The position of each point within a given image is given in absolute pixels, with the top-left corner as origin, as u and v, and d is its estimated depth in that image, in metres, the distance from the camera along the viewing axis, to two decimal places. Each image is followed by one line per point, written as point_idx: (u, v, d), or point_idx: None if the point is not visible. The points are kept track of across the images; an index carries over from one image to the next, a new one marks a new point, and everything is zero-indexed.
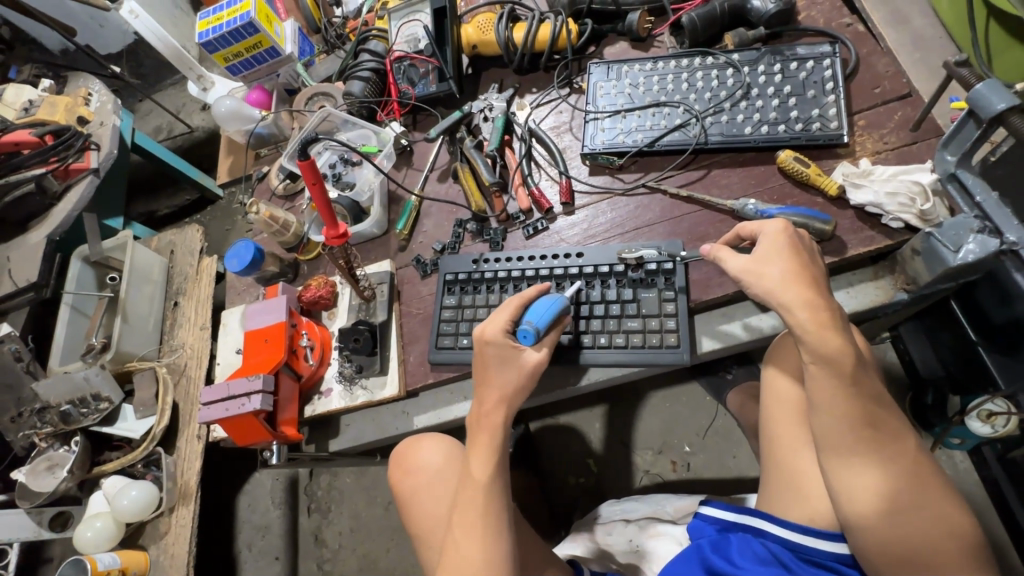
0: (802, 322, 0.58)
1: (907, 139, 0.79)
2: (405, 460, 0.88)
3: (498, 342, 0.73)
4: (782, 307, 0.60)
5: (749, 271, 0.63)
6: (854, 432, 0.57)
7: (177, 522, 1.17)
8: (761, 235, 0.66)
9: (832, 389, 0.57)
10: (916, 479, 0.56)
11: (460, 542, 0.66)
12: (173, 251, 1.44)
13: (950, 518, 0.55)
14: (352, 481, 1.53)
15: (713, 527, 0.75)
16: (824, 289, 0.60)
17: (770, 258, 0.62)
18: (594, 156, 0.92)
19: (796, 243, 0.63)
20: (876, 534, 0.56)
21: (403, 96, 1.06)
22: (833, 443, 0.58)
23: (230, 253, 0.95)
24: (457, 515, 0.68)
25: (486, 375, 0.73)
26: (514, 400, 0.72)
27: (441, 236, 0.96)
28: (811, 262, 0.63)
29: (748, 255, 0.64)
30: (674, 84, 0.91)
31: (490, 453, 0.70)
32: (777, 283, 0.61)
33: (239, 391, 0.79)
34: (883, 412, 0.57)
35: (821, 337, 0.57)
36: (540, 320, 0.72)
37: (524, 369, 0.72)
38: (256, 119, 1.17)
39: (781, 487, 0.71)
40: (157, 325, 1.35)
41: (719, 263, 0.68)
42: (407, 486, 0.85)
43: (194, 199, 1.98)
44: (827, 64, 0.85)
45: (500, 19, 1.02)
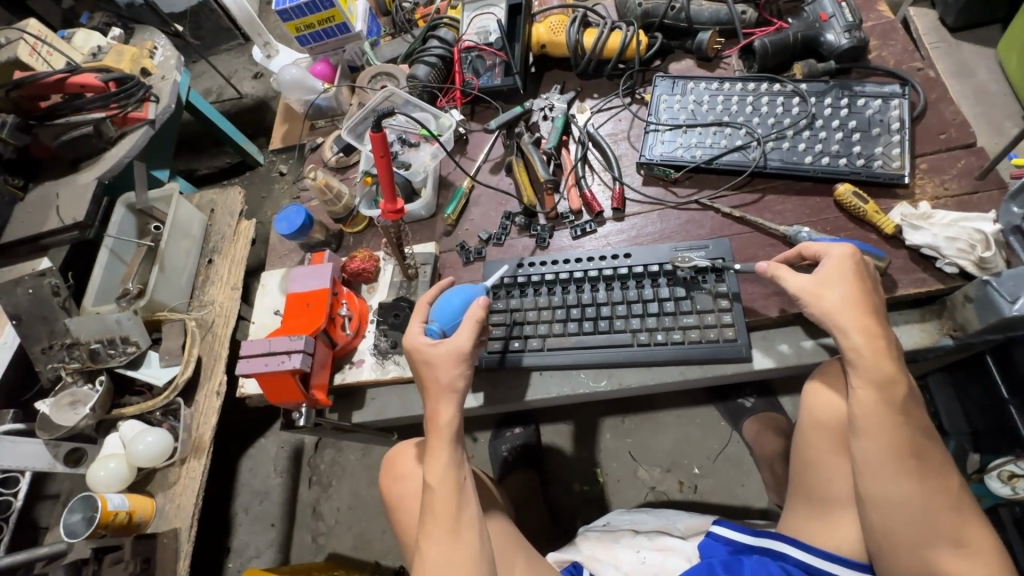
0: (855, 345, 0.63)
1: (969, 188, 0.80)
2: (395, 466, 0.90)
3: (421, 345, 0.73)
4: (838, 329, 0.64)
5: (808, 291, 0.67)
6: (899, 460, 0.60)
7: (186, 473, 1.18)
8: (826, 257, 0.68)
9: (879, 415, 0.61)
10: (956, 510, 0.60)
11: (428, 551, 0.66)
12: (214, 210, 1.46)
13: (985, 550, 0.58)
14: (356, 458, 1.54)
15: (724, 547, 0.75)
16: (882, 319, 0.64)
17: (831, 282, 0.66)
18: (650, 166, 0.93)
19: (862, 270, 0.66)
20: (905, 557, 0.60)
21: (466, 86, 1.08)
22: (876, 470, 0.61)
23: (281, 216, 0.96)
24: (427, 522, 0.67)
25: (423, 381, 0.71)
26: (460, 392, 0.70)
27: (488, 226, 0.98)
28: (873, 290, 0.66)
29: (810, 275, 0.68)
30: (738, 106, 0.92)
31: (439, 453, 0.68)
32: (836, 306, 0.65)
33: (280, 349, 0.81)
34: (926, 443, 0.61)
35: (876, 363, 0.62)
36: (443, 318, 0.76)
37: (456, 360, 0.70)
38: (318, 90, 1.19)
39: (810, 508, 0.73)
40: (190, 280, 1.37)
41: (778, 280, 0.71)
42: (396, 491, 0.88)
43: (235, 163, 2.01)
44: (895, 104, 0.85)
45: (572, 22, 1.03)
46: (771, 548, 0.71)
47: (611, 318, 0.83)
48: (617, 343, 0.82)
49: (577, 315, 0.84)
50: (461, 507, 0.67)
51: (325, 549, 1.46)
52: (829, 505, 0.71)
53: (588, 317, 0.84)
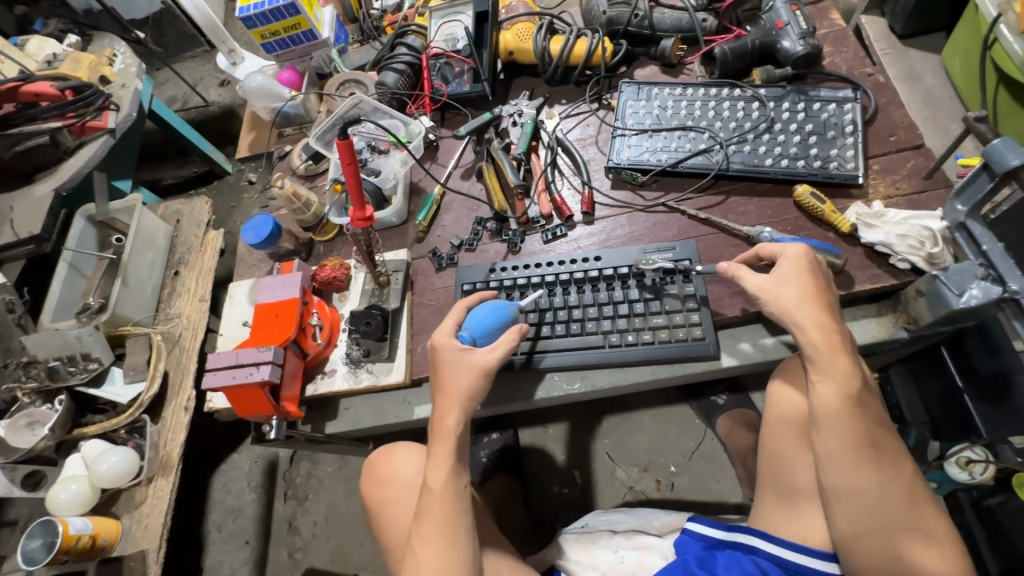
0: (812, 341, 0.65)
1: (918, 187, 0.84)
2: (377, 470, 0.90)
3: (446, 347, 0.74)
4: (796, 326, 0.67)
5: (766, 290, 0.69)
6: (857, 451, 0.62)
7: (153, 493, 1.14)
8: (782, 258, 0.71)
9: (838, 408, 0.63)
10: (911, 498, 0.62)
11: (418, 550, 0.67)
12: (179, 220, 1.42)
13: (938, 534, 0.61)
14: (333, 470, 1.51)
15: (699, 543, 0.77)
16: (837, 315, 0.67)
17: (787, 280, 0.69)
18: (618, 170, 0.94)
19: (815, 267, 0.69)
20: (866, 546, 0.62)
21: (435, 92, 1.08)
22: (836, 461, 0.63)
23: (248, 226, 0.95)
24: (418, 523, 0.69)
25: (440, 382, 0.73)
26: (475, 403, 0.72)
27: (460, 232, 0.98)
28: (827, 287, 0.69)
29: (768, 274, 0.70)
30: (701, 110, 0.94)
31: (444, 456, 0.70)
32: (793, 304, 0.67)
33: (249, 361, 0.79)
34: (882, 434, 0.64)
35: (833, 358, 0.64)
36: (476, 328, 0.76)
37: (477, 369, 0.72)
38: (285, 98, 1.17)
39: (779, 501, 0.75)
40: (155, 292, 1.33)
41: (738, 281, 0.73)
42: (379, 496, 0.88)
43: (202, 172, 1.97)
44: (848, 108, 0.89)
45: (539, 29, 1.04)
46: (743, 543, 0.74)
47: (583, 321, 0.85)
48: (589, 345, 0.83)
49: (549, 319, 0.85)
50: (455, 514, 0.68)
51: (302, 565, 1.42)
52: (796, 498, 0.74)
53: (559, 321, 0.85)
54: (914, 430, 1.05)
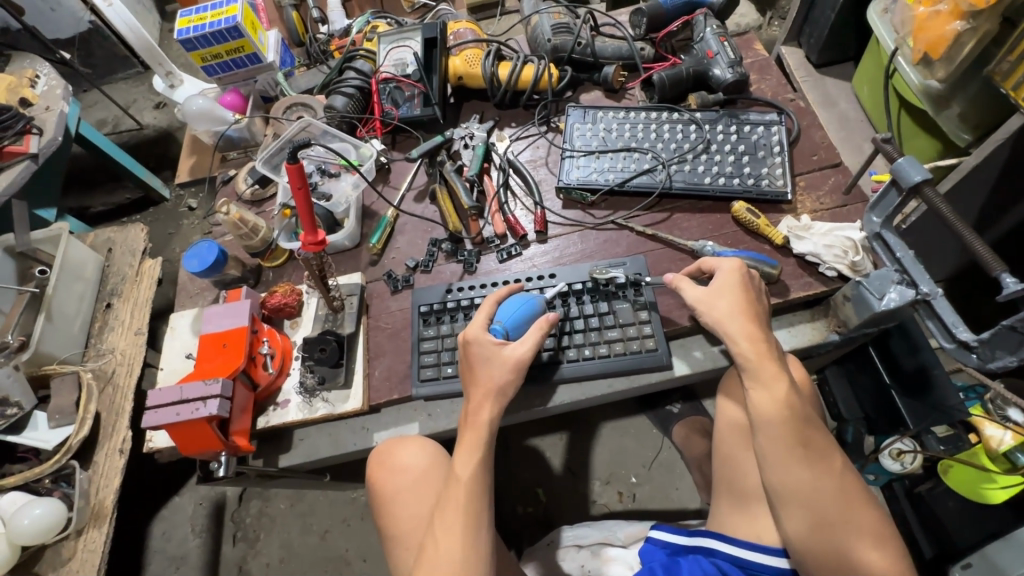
0: (742, 351, 0.70)
1: (839, 202, 0.91)
2: (387, 460, 0.83)
3: (481, 341, 0.75)
4: (729, 337, 0.71)
5: (701, 301, 0.73)
6: (789, 450, 0.67)
7: (84, 546, 1.05)
8: (718, 271, 0.75)
9: (770, 412, 0.68)
10: (844, 492, 0.66)
11: (440, 539, 0.66)
12: (111, 249, 1.34)
13: (873, 524, 0.65)
14: (287, 506, 1.43)
15: (663, 551, 0.78)
16: (763, 325, 0.72)
17: (720, 293, 0.73)
18: (568, 190, 0.98)
19: (746, 281, 0.74)
20: (810, 541, 0.66)
21: (386, 116, 1.08)
22: (774, 460, 0.67)
23: (191, 253, 0.91)
24: (439, 516, 0.68)
25: (474, 375, 0.75)
26: (505, 398, 0.74)
27: (415, 254, 0.98)
28: (756, 299, 0.74)
29: (704, 288, 0.75)
30: (643, 133, 1.00)
31: (472, 449, 0.71)
32: (725, 315, 0.72)
33: (194, 396, 0.74)
34: (813, 432, 0.68)
35: (761, 365, 0.69)
36: (508, 319, 0.78)
37: (508, 363, 0.74)
38: (229, 121, 1.14)
39: (734, 502, 0.79)
40: (85, 328, 1.23)
41: (679, 291, 0.77)
42: (389, 484, 0.82)
43: (136, 198, 1.86)
44: (774, 130, 0.96)
45: (487, 55, 1.07)
46: (705, 546, 0.76)
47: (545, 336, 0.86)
48: (548, 361, 0.84)
49: None
50: (476, 510, 0.68)
51: None
52: (746, 497, 0.78)
53: None
54: (851, 427, 1.13)
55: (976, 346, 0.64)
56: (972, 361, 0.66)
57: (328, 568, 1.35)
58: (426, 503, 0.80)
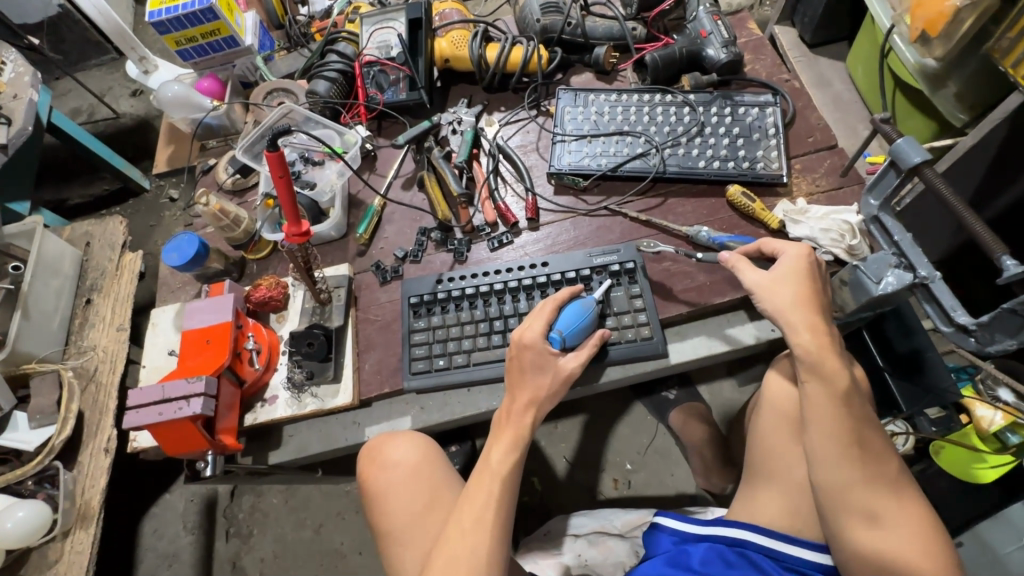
0: (804, 343, 0.69)
1: (835, 184, 0.90)
2: (378, 455, 0.81)
3: (537, 348, 0.76)
4: (789, 327, 0.70)
5: (762, 286, 0.73)
6: (844, 449, 0.67)
7: (72, 547, 1.03)
8: (783, 256, 0.74)
9: (825, 406, 0.68)
10: (895, 493, 0.67)
11: (464, 531, 0.67)
12: (89, 243, 1.29)
13: (921, 528, 0.65)
14: (280, 501, 1.42)
15: (672, 538, 0.82)
16: (827, 318, 0.71)
17: (783, 281, 0.72)
18: (560, 176, 0.95)
19: (813, 271, 0.73)
20: (855, 540, 0.66)
21: (371, 101, 1.05)
22: (823, 454, 0.68)
23: (170, 246, 0.88)
24: (467, 506, 0.70)
25: (521, 378, 0.76)
26: (544, 407, 0.75)
27: (403, 243, 0.95)
28: (821, 290, 0.72)
29: (766, 273, 0.74)
30: (636, 116, 0.97)
31: (512, 446, 0.73)
32: (788, 303, 0.71)
33: (176, 394, 0.72)
34: (869, 433, 0.68)
35: (821, 359, 0.68)
36: (568, 329, 0.77)
37: (561, 373, 0.76)
38: (207, 108, 1.10)
39: (769, 489, 0.81)
40: (64, 324, 1.20)
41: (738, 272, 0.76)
42: (380, 481, 0.81)
43: (114, 189, 1.81)
44: (770, 111, 0.94)
45: (474, 37, 1.04)
46: (730, 536, 0.77)
47: None
48: None
49: (500, 327, 0.84)
50: (501, 501, 0.69)
51: None
52: (781, 484, 0.80)
53: (507, 329, 0.84)
54: None
55: (975, 329, 0.63)
56: (969, 344, 0.65)
57: (323, 562, 1.35)
58: (421, 499, 0.79)
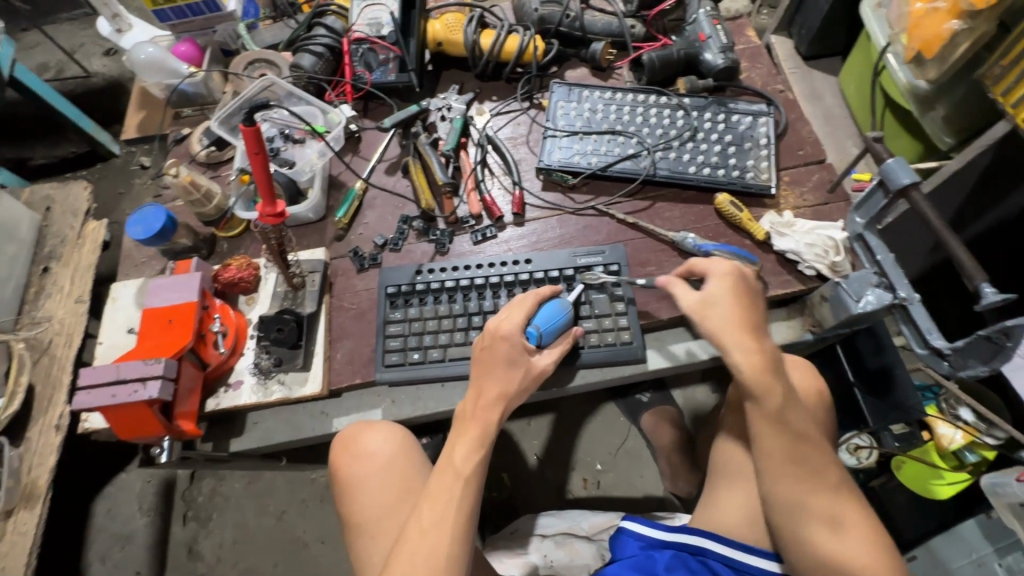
0: (737, 363, 0.69)
1: (822, 199, 0.90)
2: (353, 445, 0.80)
3: (513, 341, 0.74)
4: (777, 334, 0.70)
5: (749, 297, 0.73)
6: (817, 459, 0.68)
7: (15, 528, 0.98)
8: (767, 271, 0.75)
9: (804, 415, 0.69)
10: (859, 508, 0.67)
11: (428, 528, 0.66)
12: (50, 208, 1.22)
13: (881, 546, 0.65)
14: (242, 486, 1.38)
15: (637, 543, 0.81)
16: None
17: (770, 292, 0.73)
18: (549, 172, 0.93)
19: (799, 284, 0.74)
20: (817, 550, 0.66)
21: (358, 80, 1.01)
22: (768, 467, 0.69)
23: (134, 218, 0.83)
24: (427, 504, 0.68)
25: (491, 369, 0.74)
26: (514, 401, 0.74)
27: (384, 230, 0.92)
28: (808, 303, 0.73)
29: (752, 286, 0.74)
30: (629, 116, 0.96)
31: (478, 443, 0.71)
32: (722, 325, 0.70)
33: (132, 376, 0.68)
34: (841, 448, 0.69)
35: None
36: (545, 325, 0.75)
37: (533, 371, 0.75)
38: (182, 74, 1.04)
39: (730, 496, 0.82)
40: (18, 292, 1.13)
41: (721, 288, 0.76)
42: (355, 473, 0.80)
43: (82, 152, 1.72)
44: (762, 121, 0.94)
45: (469, 22, 1.00)
46: (692, 544, 0.78)
47: None
48: None
49: (478, 322, 0.82)
50: (465, 499, 0.68)
51: None
52: (743, 491, 0.81)
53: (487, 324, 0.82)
54: None
55: (949, 353, 0.63)
56: (942, 368, 0.65)
57: (284, 550, 1.32)
58: (393, 491, 0.79)
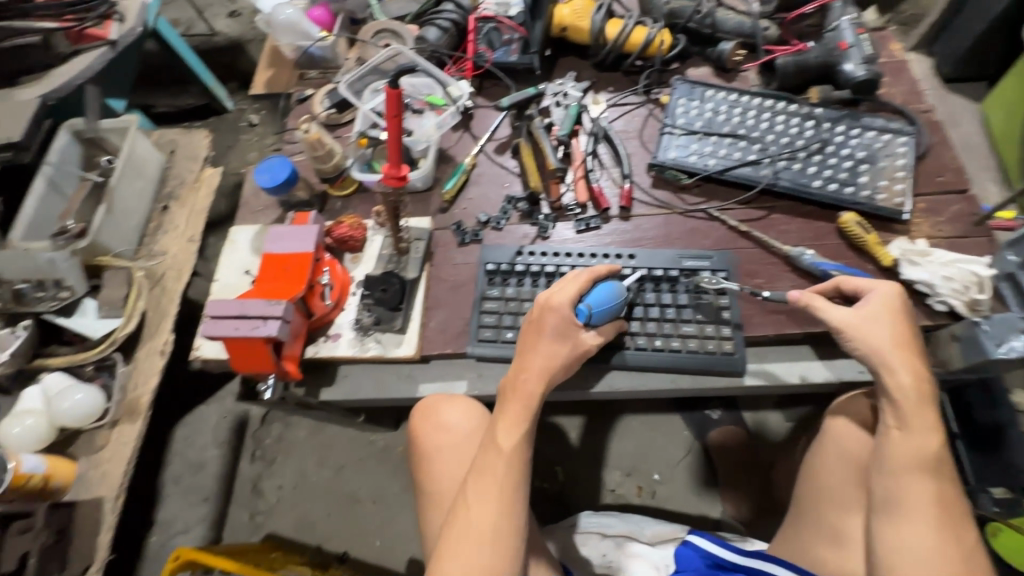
0: (902, 384, 0.67)
1: (960, 232, 0.83)
2: (432, 416, 0.84)
3: (561, 313, 0.72)
4: (885, 366, 0.68)
5: (852, 324, 0.69)
6: (920, 505, 0.65)
7: (117, 438, 1.06)
8: (871, 293, 0.71)
9: (908, 455, 0.66)
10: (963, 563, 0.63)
11: (473, 507, 0.66)
12: (174, 151, 1.32)
13: None
14: (307, 435, 1.45)
15: (702, 560, 0.79)
16: (922, 357, 0.69)
17: (873, 318, 0.69)
18: (662, 169, 0.91)
19: (902, 308, 0.70)
20: None
21: (479, 57, 1.02)
22: (894, 500, 0.66)
23: (263, 167, 0.88)
24: (473, 480, 0.68)
25: (535, 342, 0.72)
26: (558, 374, 0.72)
27: (487, 208, 0.93)
28: (914, 329, 0.70)
29: (852, 310, 0.70)
30: (754, 120, 0.92)
31: (518, 421, 0.69)
32: (884, 343, 0.68)
33: (255, 313, 0.72)
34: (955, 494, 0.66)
35: (919, 408, 0.66)
36: (597, 302, 0.74)
37: (576, 345, 0.73)
38: (313, 37, 1.09)
39: (814, 528, 0.80)
40: (140, 225, 1.23)
41: (813, 309, 0.72)
42: (431, 443, 0.84)
43: (199, 104, 1.85)
44: (902, 141, 0.88)
45: (598, 9, 1.00)
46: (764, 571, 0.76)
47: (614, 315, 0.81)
48: (615, 343, 0.80)
49: None
50: (514, 480, 0.68)
51: (262, 529, 1.37)
52: (833, 528, 0.78)
53: None
54: None
55: None
56: None
57: (338, 503, 1.37)
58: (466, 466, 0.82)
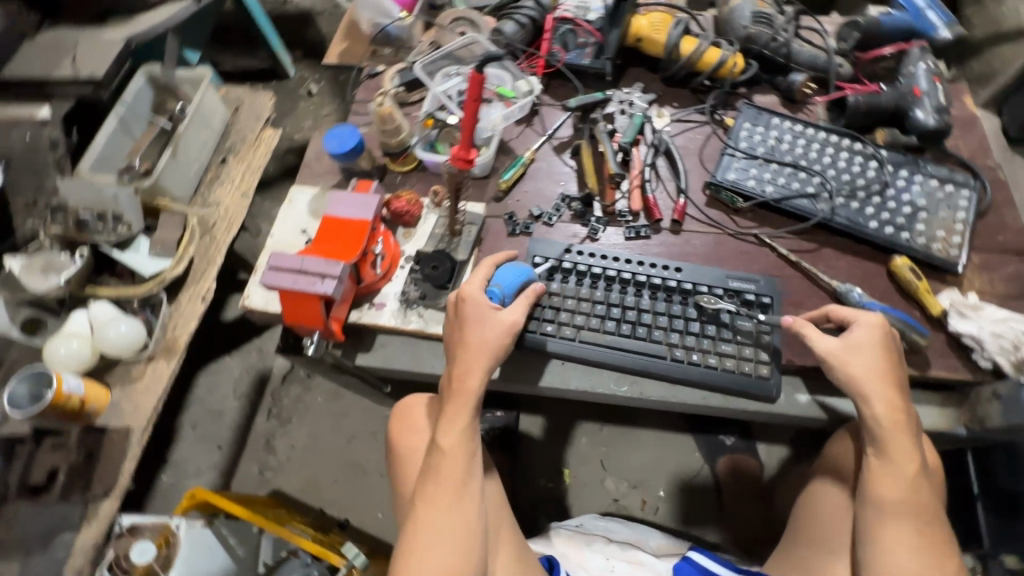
0: (876, 414, 0.69)
1: (1013, 292, 0.83)
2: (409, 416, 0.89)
3: (476, 300, 0.73)
4: (863, 397, 0.70)
5: (835, 354, 0.71)
6: (907, 535, 0.68)
7: (152, 372, 1.09)
8: (855, 324, 0.73)
9: (892, 485, 0.69)
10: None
11: (428, 513, 0.69)
12: (239, 108, 1.35)
13: None
14: (324, 400, 1.48)
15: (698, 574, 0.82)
16: (903, 391, 0.70)
17: (858, 349, 0.71)
18: (718, 189, 0.92)
19: (888, 341, 0.71)
20: None
21: (552, 57, 1.04)
22: (880, 533, 0.69)
23: (332, 134, 0.91)
24: (422, 486, 0.71)
25: (463, 333, 0.73)
26: (495, 359, 0.72)
27: (541, 203, 0.95)
28: (898, 363, 0.71)
29: (838, 339, 0.72)
30: (817, 154, 0.92)
31: (459, 414, 0.71)
32: (863, 374, 0.70)
33: (313, 270, 0.75)
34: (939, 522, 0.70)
35: (895, 435, 0.69)
36: (506, 285, 0.76)
37: (503, 325, 0.72)
38: (393, 17, 1.13)
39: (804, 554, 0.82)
40: (199, 174, 1.27)
41: (803, 334, 0.74)
42: (405, 442, 0.87)
43: (263, 68, 1.90)
44: (965, 194, 0.87)
45: (676, 24, 1.00)
46: None
47: (653, 324, 0.83)
48: (651, 352, 0.81)
49: (616, 315, 0.83)
50: (467, 467, 0.71)
51: (270, 484, 1.40)
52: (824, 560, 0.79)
53: (625, 319, 0.83)
54: None
55: None
56: None
57: (346, 471, 1.40)
58: None
